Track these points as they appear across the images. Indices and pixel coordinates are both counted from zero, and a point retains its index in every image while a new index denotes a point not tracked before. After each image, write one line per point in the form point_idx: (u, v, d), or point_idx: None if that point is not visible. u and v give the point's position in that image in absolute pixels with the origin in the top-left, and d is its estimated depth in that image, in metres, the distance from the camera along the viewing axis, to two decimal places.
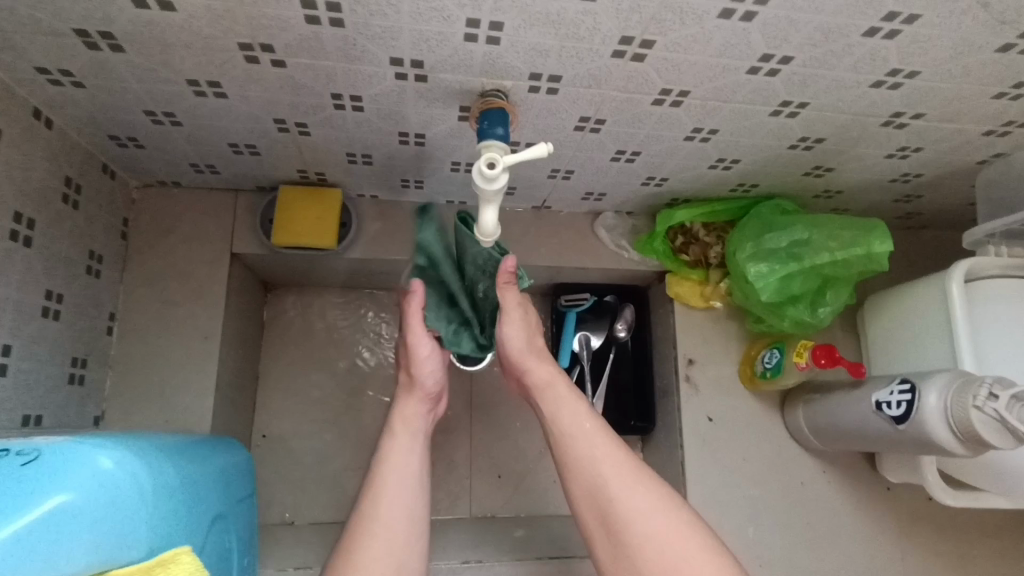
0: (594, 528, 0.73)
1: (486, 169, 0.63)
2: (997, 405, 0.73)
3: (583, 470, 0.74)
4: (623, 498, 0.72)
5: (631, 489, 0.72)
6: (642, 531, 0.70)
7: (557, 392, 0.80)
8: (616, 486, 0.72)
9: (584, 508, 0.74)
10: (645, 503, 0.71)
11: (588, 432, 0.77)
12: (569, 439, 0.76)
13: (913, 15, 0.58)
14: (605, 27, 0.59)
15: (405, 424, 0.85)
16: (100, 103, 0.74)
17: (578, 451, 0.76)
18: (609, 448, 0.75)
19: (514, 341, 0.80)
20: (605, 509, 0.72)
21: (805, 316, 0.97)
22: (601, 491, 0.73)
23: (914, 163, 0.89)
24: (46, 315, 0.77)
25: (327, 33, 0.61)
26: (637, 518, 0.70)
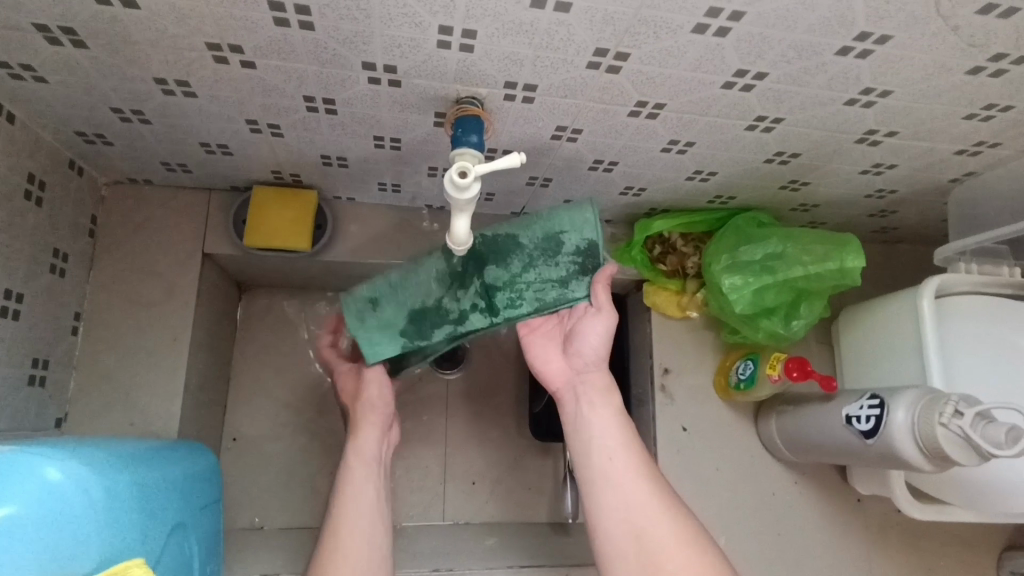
0: (620, 543, 0.70)
1: (457, 178, 0.60)
2: (961, 422, 0.70)
3: (620, 481, 0.73)
4: (661, 519, 0.70)
5: (662, 507, 0.71)
6: (674, 553, 0.68)
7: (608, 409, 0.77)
8: (657, 506, 0.71)
9: (614, 527, 0.71)
10: (674, 524, 0.70)
11: (628, 445, 0.76)
12: (601, 447, 0.75)
13: (885, 36, 0.56)
14: (579, 38, 0.57)
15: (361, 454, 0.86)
16: (66, 100, 0.70)
17: (612, 462, 0.74)
18: (649, 466, 0.75)
19: (594, 341, 0.77)
20: (639, 526, 0.70)
21: (779, 329, 0.92)
22: (637, 507, 0.71)
23: (888, 180, 0.86)
24: (5, 315, 0.72)
25: (297, 35, 0.58)
26: (666, 537, 0.69)
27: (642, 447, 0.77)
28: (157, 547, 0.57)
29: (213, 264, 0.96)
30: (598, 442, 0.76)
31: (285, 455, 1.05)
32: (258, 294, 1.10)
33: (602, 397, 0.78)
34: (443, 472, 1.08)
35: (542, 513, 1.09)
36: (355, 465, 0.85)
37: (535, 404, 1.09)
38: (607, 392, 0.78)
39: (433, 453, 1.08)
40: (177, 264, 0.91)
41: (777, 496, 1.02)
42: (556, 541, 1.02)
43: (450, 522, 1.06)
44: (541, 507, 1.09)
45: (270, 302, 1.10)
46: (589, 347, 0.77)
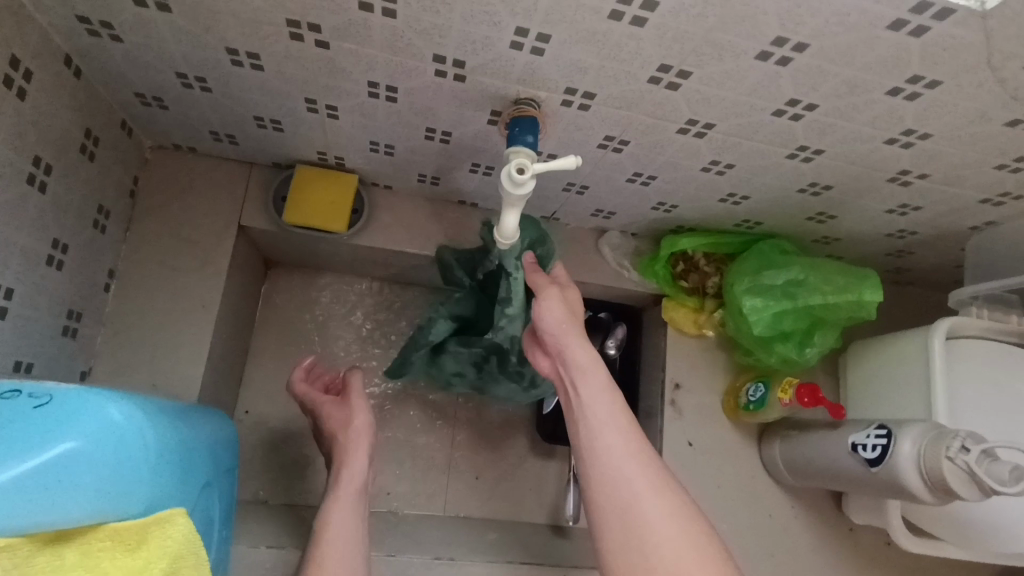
0: (610, 526, 0.68)
1: (514, 174, 0.62)
2: (968, 457, 0.73)
3: (609, 462, 0.70)
4: (651, 506, 0.67)
5: (653, 494, 0.68)
6: (663, 538, 0.66)
7: (594, 380, 0.74)
8: (647, 491, 0.68)
9: (604, 509, 0.69)
10: (663, 509, 0.67)
11: (618, 425, 0.72)
12: (591, 426, 0.72)
13: (935, 81, 0.59)
14: (646, 52, 0.60)
15: (345, 483, 0.85)
16: (134, 61, 0.71)
17: (603, 442, 0.71)
18: (642, 447, 0.72)
19: (551, 318, 0.76)
20: (628, 511, 0.67)
21: (792, 354, 0.95)
22: (627, 490, 0.68)
23: (912, 221, 0.89)
24: (50, 264, 0.74)
25: (377, 21, 0.60)
26: (655, 523, 0.66)
27: (636, 426, 0.73)
28: (189, 499, 0.59)
29: (246, 238, 0.97)
30: (587, 421, 0.73)
31: (294, 432, 1.06)
32: (282, 272, 1.11)
33: (587, 374, 0.74)
34: (447, 465, 1.09)
35: (539, 516, 1.10)
36: (339, 495, 0.84)
37: (545, 407, 1.10)
38: (595, 366, 0.74)
39: (439, 446, 1.10)
40: (212, 233, 0.92)
41: (772, 518, 1.04)
42: (555, 542, 1.03)
43: (449, 514, 1.07)
44: (540, 508, 1.11)
45: (292, 281, 1.11)
46: (547, 329, 0.76)
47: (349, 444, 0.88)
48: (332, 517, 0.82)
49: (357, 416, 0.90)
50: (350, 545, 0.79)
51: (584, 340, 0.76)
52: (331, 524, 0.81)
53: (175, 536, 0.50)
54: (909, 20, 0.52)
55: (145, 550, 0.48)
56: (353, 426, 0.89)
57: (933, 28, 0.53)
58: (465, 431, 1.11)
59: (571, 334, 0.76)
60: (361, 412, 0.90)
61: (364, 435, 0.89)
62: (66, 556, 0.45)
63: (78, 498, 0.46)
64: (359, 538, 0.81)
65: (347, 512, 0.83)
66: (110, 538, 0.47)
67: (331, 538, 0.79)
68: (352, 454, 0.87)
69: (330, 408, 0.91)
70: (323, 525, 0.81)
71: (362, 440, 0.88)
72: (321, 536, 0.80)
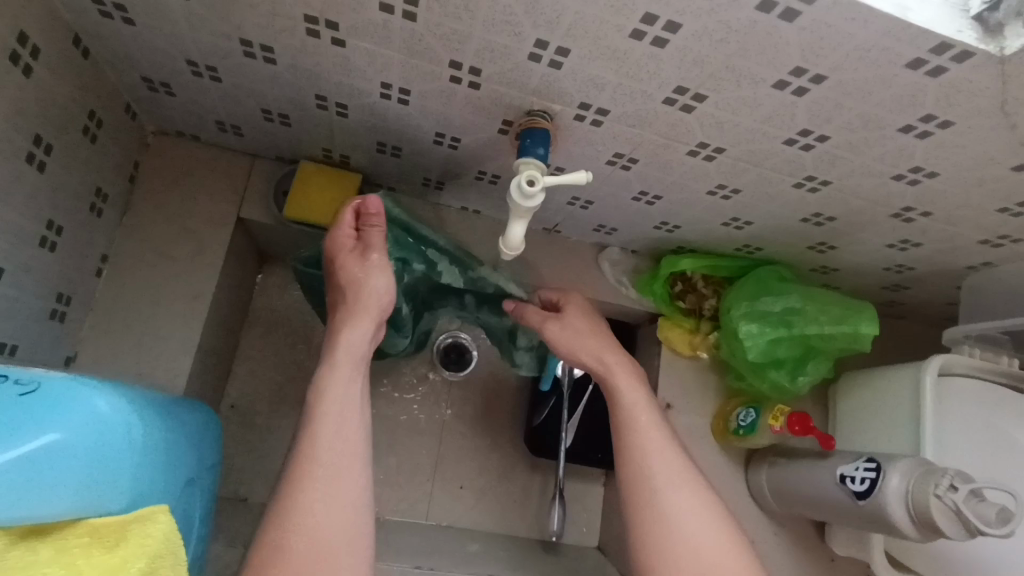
0: (637, 517, 0.74)
1: (525, 185, 0.62)
2: (956, 496, 0.73)
3: (632, 458, 0.77)
4: (674, 501, 0.73)
5: (677, 492, 0.74)
6: (682, 530, 0.72)
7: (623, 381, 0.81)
8: (667, 487, 0.74)
9: (632, 502, 0.75)
10: (683, 503, 0.73)
11: (644, 425, 0.79)
12: (621, 426, 0.79)
13: (947, 122, 0.60)
14: (665, 74, 0.60)
15: (346, 352, 0.71)
16: (145, 46, 0.70)
17: (632, 440, 0.78)
18: (664, 443, 0.78)
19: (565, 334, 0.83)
20: (650, 503, 0.74)
21: (784, 382, 0.95)
22: (648, 485, 0.75)
23: (910, 256, 0.90)
24: (43, 245, 0.73)
25: (397, 23, 0.59)
26: (677, 517, 0.73)
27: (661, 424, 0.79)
28: (172, 495, 0.60)
29: (244, 230, 0.96)
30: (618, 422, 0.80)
31: (278, 429, 1.04)
32: (278, 266, 1.09)
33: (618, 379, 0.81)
34: (432, 471, 1.08)
35: (522, 529, 1.09)
36: (336, 366, 0.71)
37: (535, 419, 1.09)
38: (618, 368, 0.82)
39: (424, 451, 1.08)
40: (209, 223, 0.90)
41: (758, 544, 1.02)
42: (537, 555, 1.01)
43: (431, 522, 1.06)
44: (523, 521, 1.10)
45: (287, 276, 1.10)
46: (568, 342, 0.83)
47: (360, 306, 0.73)
48: (325, 395, 0.69)
49: (373, 278, 0.73)
50: (346, 436, 0.68)
51: (611, 345, 0.83)
52: (329, 403, 0.69)
53: (155, 535, 0.50)
54: (928, 60, 0.53)
55: (124, 547, 0.48)
56: (367, 286, 0.73)
57: (951, 70, 0.53)
58: (453, 438, 1.10)
59: (595, 345, 0.83)
60: (377, 278, 0.73)
61: (377, 301, 0.74)
62: (42, 550, 0.45)
63: (60, 494, 0.47)
64: (360, 425, 0.69)
65: (346, 392, 0.70)
66: (89, 534, 0.47)
67: (327, 426, 0.68)
68: (360, 324, 0.73)
69: (346, 255, 0.75)
70: (316, 402, 0.69)
71: (372, 308, 0.73)
72: (315, 419, 0.68)
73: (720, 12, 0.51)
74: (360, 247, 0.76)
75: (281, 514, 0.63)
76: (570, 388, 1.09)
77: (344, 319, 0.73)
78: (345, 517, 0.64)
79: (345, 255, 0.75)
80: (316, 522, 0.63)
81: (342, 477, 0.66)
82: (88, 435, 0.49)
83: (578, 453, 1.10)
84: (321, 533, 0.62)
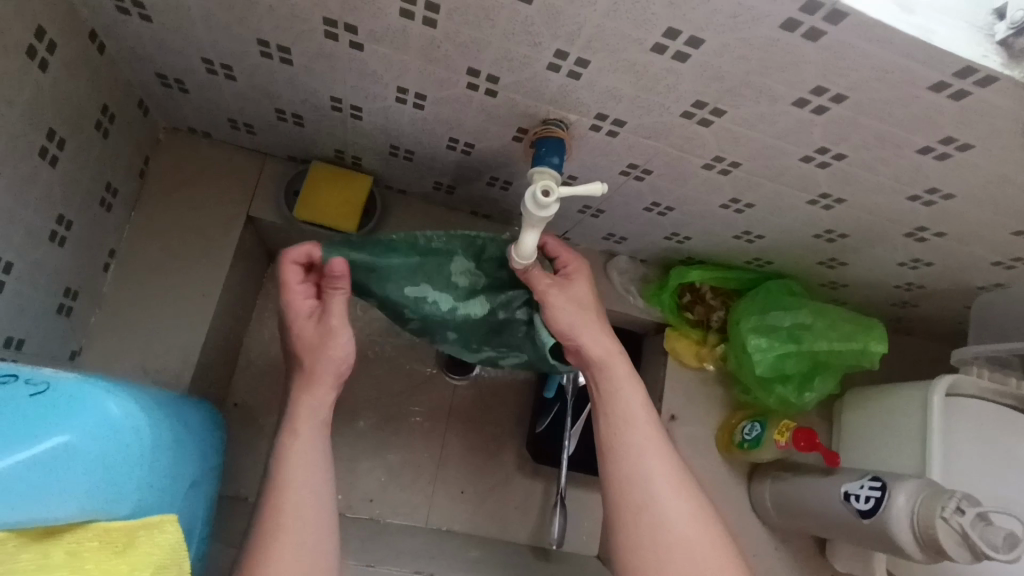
0: (624, 518, 0.72)
1: (539, 196, 0.62)
2: (962, 519, 0.73)
3: (624, 456, 0.74)
4: (665, 504, 0.72)
5: (669, 494, 0.72)
6: (674, 536, 0.70)
7: (614, 371, 0.77)
8: (661, 486, 0.72)
9: (624, 503, 0.73)
10: (675, 503, 0.72)
11: (634, 419, 0.76)
12: (609, 418, 0.76)
13: (967, 144, 0.60)
14: (683, 88, 0.59)
15: (308, 420, 0.73)
16: (161, 44, 0.70)
17: (621, 434, 0.75)
18: (656, 441, 0.75)
19: (562, 318, 0.76)
20: (642, 503, 0.72)
21: (791, 397, 0.95)
22: (642, 485, 0.73)
23: (921, 275, 0.89)
24: (53, 240, 0.72)
25: (416, 29, 0.59)
26: (668, 521, 0.71)
27: (652, 419, 0.76)
28: (176, 498, 0.59)
29: (253, 229, 0.95)
30: (606, 414, 0.77)
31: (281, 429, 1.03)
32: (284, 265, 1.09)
33: (606, 365, 0.77)
34: (434, 475, 1.07)
35: (521, 535, 1.09)
36: (296, 426, 0.73)
37: (537, 426, 1.09)
38: (612, 358, 0.77)
39: (427, 455, 1.08)
40: (219, 221, 0.90)
41: (759, 558, 1.02)
42: (537, 562, 1.01)
43: (431, 526, 1.05)
44: (523, 527, 1.09)
45: None
46: (560, 322, 0.76)
47: (319, 374, 0.74)
48: (288, 457, 0.71)
49: (331, 345, 0.73)
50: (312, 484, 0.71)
51: (602, 332, 0.77)
52: (291, 465, 0.71)
53: (163, 544, 0.50)
54: (951, 83, 0.52)
55: (132, 554, 0.48)
56: (328, 355, 0.73)
57: (973, 93, 0.53)
58: (455, 442, 1.10)
59: (586, 331, 0.76)
60: (339, 342, 0.73)
61: (338, 367, 0.74)
62: (54, 553, 0.46)
63: (68, 496, 0.47)
64: (323, 480, 0.72)
65: (309, 454, 0.72)
66: (98, 538, 0.48)
67: (292, 480, 0.70)
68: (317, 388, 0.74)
69: (304, 322, 0.75)
70: (279, 465, 0.71)
71: (330, 374, 0.74)
72: (279, 477, 0.71)
73: (744, 30, 0.50)
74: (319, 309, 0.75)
75: (254, 558, 0.67)
76: (574, 397, 1.08)
77: (300, 387, 0.74)
78: (314, 547, 0.68)
79: (302, 323, 0.75)
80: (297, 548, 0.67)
81: (311, 512, 0.70)
82: (98, 436, 0.49)
83: (580, 459, 1.11)
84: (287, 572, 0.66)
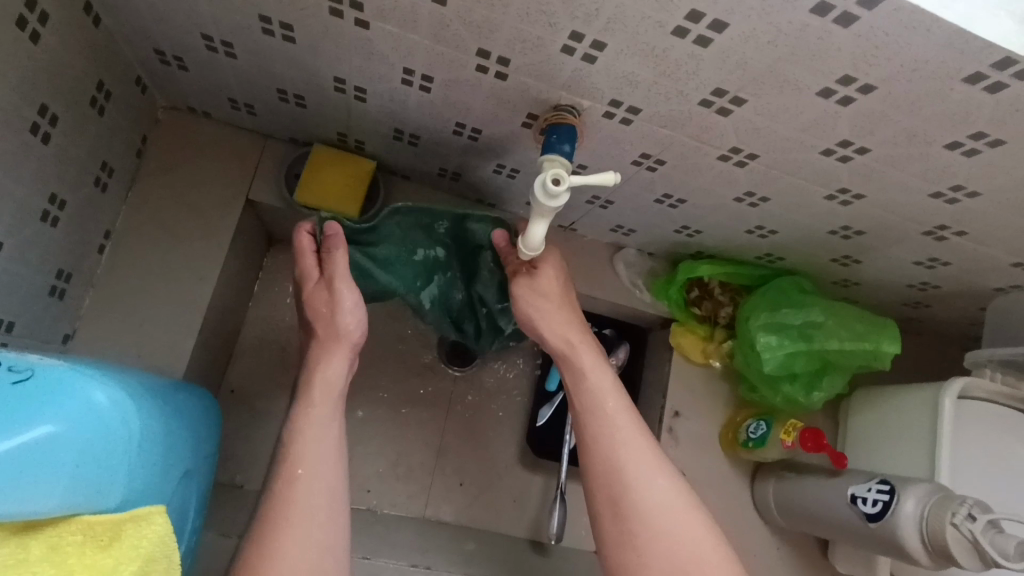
0: (604, 511, 0.70)
1: (550, 185, 0.59)
2: (974, 526, 0.71)
3: (600, 444, 0.72)
4: (648, 493, 0.69)
5: (650, 483, 0.69)
6: (660, 528, 0.67)
7: (580, 359, 0.77)
8: (638, 478, 0.70)
9: (608, 495, 0.70)
10: (658, 492, 0.69)
11: (608, 408, 0.74)
12: (587, 407, 0.74)
13: (999, 141, 0.57)
14: (704, 74, 0.57)
15: (322, 391, 0.73)
16: (159, 17, 0.67)
17: (599, 424, 0.73)
18: (634, 427, 0.73)
19: (523, 305, 0.79)
20: (622, 495, 0.69)
21: (798, 396, 0.93)
22: (619, 478, 0.70)
23: (937, 275, 0.87)
24: (45, 220, 0.70)
25: (425, 7, 0.56)
26: (652, 511, 0.68)
27: (631, 406, 0.75)
28: (167, 491, 0.57)
29: (252, 212, 0.93)
30: (580, 403, 0.75)
31: (279, 417, 1.02)
32: (285, 250, 1.07)
33: (575, 353, 0.77)
34: (432, 466, 1.06)
35: (518, 528, 1.07)
36: (311, 403, 0.72)
37: (539, 418, 1.09)
38: (573, 349, 0.77)
39: (426, 445, 1.06)
40: (218, 203, 0.87)
41: (758, 556, 1.01)
42: (535, 555, 0.99)
43: (427, 517, 1.04)
44: (521, 520, 1.08)
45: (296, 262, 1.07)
46: (524, 310, 0.79)
47: (333, 340, 0.77)
48: (302, 431, 0.70)
49: (341, 314, 0.77)
50: (321, 475, 0.68)
51: (565, 321, 0.78)
52: (302, 442, 0.70)
53: (150, 537, 0.49)
54: (988, 76, 0.50)
55: (116, 548, 0.47)
56: (339, 320, 0.77)
57: (1011, 87, 0.50)
58: (453, 432, 1.08)
59: (545, 323, 0.78)
60: (346, 310, 0.76)
61: (350, 335, 0.77)
62: (34, 547, 0.45)
63: (50, 488, 0.45)
64: (334, 467, 0.70)
65: (323, 429, 0.71)
66: (82, 532, 0.47)
67: (304, 449, 0.69)
68: (337, 358, 0.76)
69: (314, 291, 0.78)
70: (292, 437, 0.70)
71: (344, 344, 0.76)
72: (291, 450, 0.69)
73: (773, 14, 0.48)
74: (325, 277, 0.79)
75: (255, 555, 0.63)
76: None
77: (316, 361, 0.76)
78: (321, 524, 0.66)
79: (316, 293, 0.78)
80: (303, 541, 0.64)
81: (321, 501, 0.67)
82: (85, 425, 0.48)
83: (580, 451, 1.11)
84: (297, 545, 0.64)
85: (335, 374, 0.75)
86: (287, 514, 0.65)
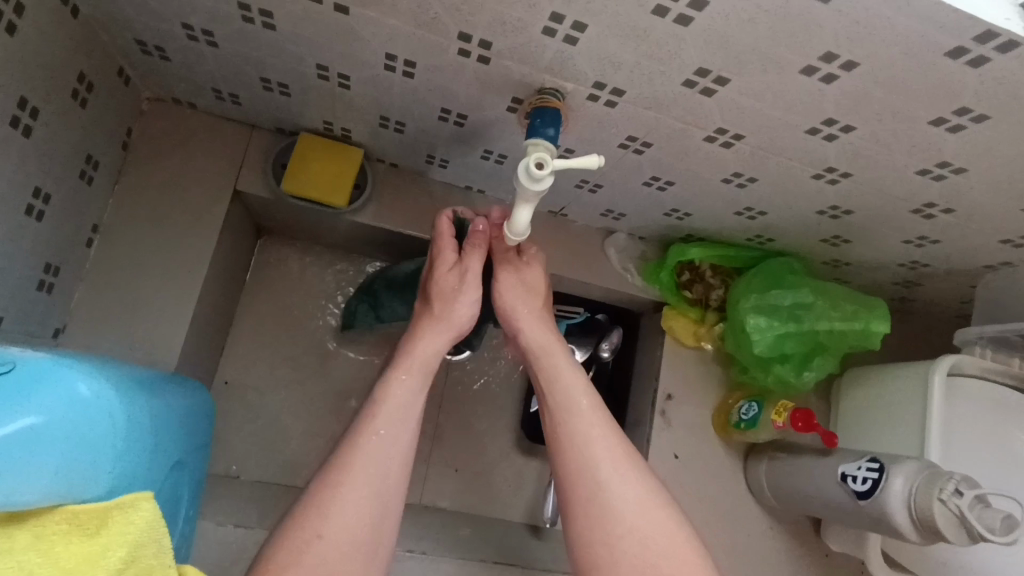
0: (573, 508, 0.70)
1: (533, 169, 0.59)
2: (960, 501, 0.72)
3: (571, 443, 0.72)
4: (616, 492, 0.69)
5: (620, 482, 0.69)
6: (628, 527, 0.67)
7: (554, 358, 0.77)
8: (609, 475, 0.70)
9: (578, 493, 0.70)
10: (628, 491, 0.69)
11: (580, 407, 0.74)
12: (562, 404, 0.74)
13: (982, 116, 0.57)
14: (686, 54, 0.56)
15: (420, 362, 0.73)
16: (138, 6, 0.66)
17: (574, 421, 0.73)
18: (606, 429, 0.73)
19: (506, 294, 0.79)
20: (593, 493, 0.69)
21: (789, 377, 0.93)
22: (590, 474, 0.70)
23: (927, 254, 0.87)
24: (30, 215, 0.70)
25: None
26: (623, 509, 0.68)
27: (603, 407, 0.75)
28: (157, 480, 0.58)
29: (241, 203, 0.92)
30: (552, 401, 0.75)
31: (273, 407, 1.02)
32: (276, 241, 1.07)
33: (552, 350, 0.77)
34: (427, 453, 1.06)
35: (514, 513, 1.08)
36: (404, 368, 0.73)
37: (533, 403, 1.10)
38: (549, 349, 0.77)
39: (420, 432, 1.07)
40: (205, 194, 0.87)
41: (750, 536, 1.02)
42: (530, 539, 1.00)
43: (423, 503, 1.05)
44: (517, 504, 1.09)
45: (286, 252, 1.07)
46: (509, 301, 0.79)
47: (443, 320, 0.76)
48: (390, 394, 0.71)
49: (461, 300, 0.76)
50: (393, 444, 0.69)
51: (543, 322, 0.79)
52: (387, 404, 0.71)
53: (137, 522, 0.49)
54: (970, 49, 0.49)
55: (104, 535, 0.47)
56: (456, 305, 0.76)
57: (993, 60, 0.50)
58: (448, 420, 1.09)
59: (524, 320, 0.78)
60: (468, 301, 0.76)
61: (462, 324, 0.76)
62: (19, 538, 0.45)
63: (34, 477, 0.46)
64: (408, 440, 0.70)
65: (409, 397, 0.71)
66: (67, 521, 0.47)
67: (388, 414, 0.70)
68: (438, 334, 0.75)
69: (444, 274, 0.77)
70: (378, 402, 0.71)
71: (453, 329, 0.76)
72: (370, 412, 0.70)
73: None
74: (461, 264, 0.77)
75: (307, 519, 0.63)
76: None
77: (417, 329, 0.76)
78: (380, 490, 0.66)
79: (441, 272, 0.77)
80: (353, 514, 0.64)
81: (382, 472, 0.67)
82: (68, 417, 0.48)
83: None
84: (350, 519, 0.64)
85: (434, 350, 0.74)
86: (344, 481, 0.65)
